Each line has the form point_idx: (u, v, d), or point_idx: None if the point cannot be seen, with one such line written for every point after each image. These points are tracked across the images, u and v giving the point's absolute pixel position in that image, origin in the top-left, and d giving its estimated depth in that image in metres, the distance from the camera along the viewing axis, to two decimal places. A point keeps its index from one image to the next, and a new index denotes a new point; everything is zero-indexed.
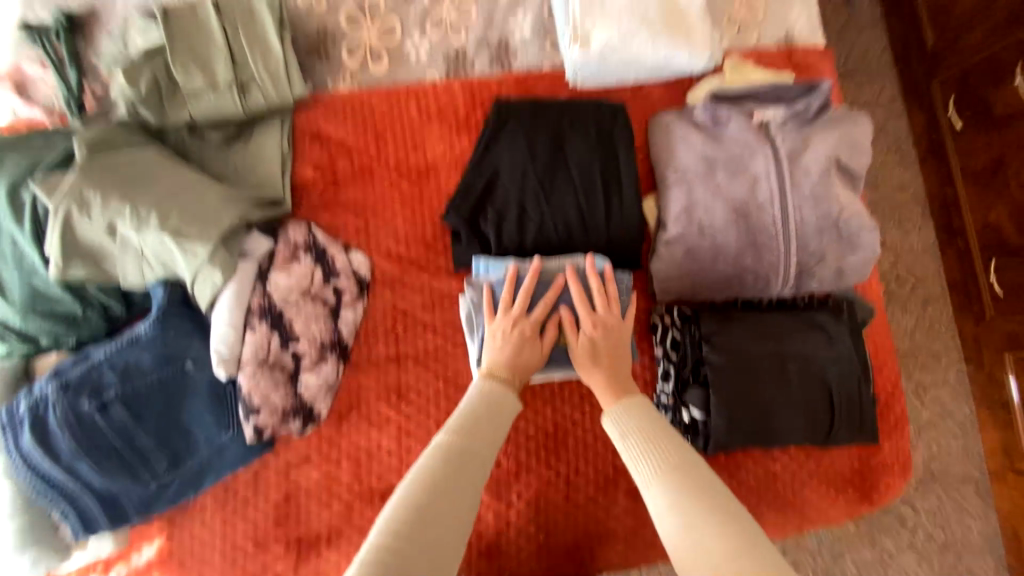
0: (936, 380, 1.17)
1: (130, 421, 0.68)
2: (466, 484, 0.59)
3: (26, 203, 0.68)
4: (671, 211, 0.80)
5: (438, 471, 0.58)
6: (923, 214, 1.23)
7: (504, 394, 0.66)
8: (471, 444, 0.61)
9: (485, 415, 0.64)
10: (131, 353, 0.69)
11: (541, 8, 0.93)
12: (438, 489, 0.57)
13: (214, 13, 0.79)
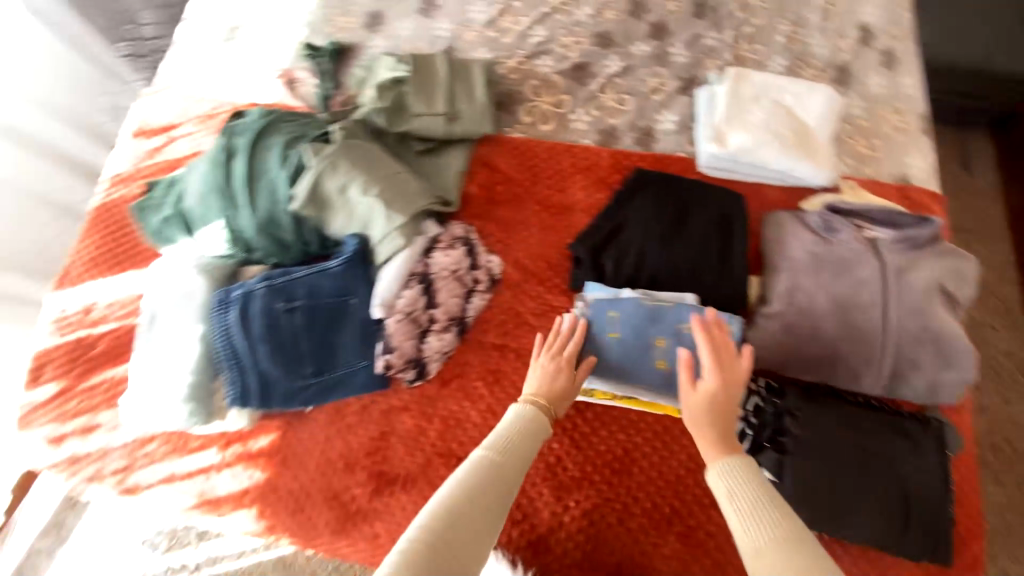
0: None
1: (303, 329, 0.88)
2: (494, 499, 0.65)
3: (291, 157, 0.92)
4: (776, 289, 0.91)
5: (477, 481, 0.66)
6: None
7: (543, 417, 0.76)
8: (506, 462, 0.69)
9: (519, 436, 0.72)
10: (321, 279, 0.90)
11: (687, 110, 1.14)
12: (475, 499, 0.64)
13: (445, 66, 1.09)
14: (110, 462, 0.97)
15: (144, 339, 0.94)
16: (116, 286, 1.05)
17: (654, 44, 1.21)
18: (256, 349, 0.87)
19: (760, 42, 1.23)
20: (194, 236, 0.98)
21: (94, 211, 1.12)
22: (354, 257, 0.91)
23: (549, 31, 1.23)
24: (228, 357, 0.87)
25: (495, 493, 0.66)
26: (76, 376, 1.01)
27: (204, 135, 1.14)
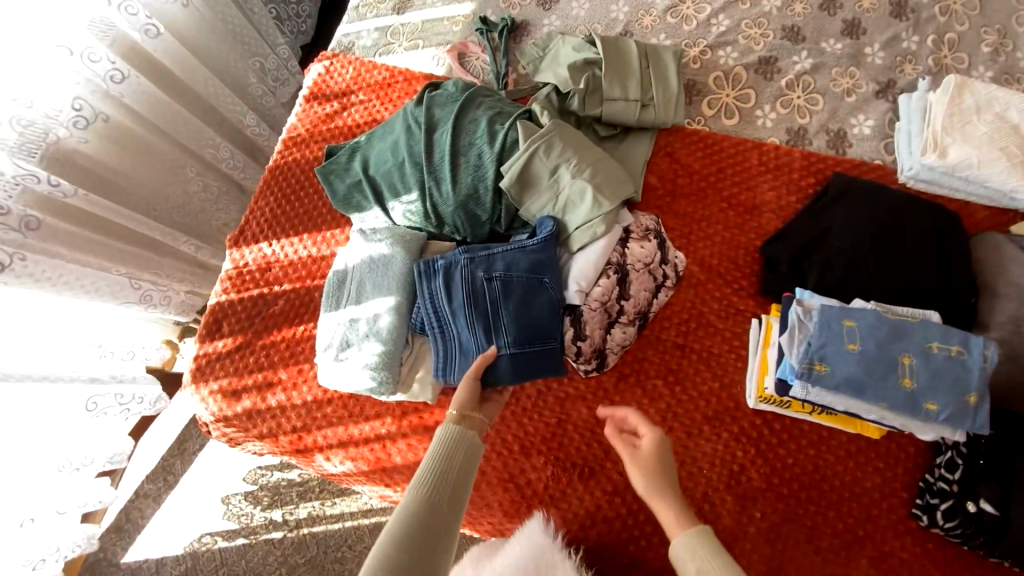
0: None
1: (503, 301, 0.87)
2: (439, 519, 0.66)
3: (499, 133, 0.91)
4: (996, 317, 0.85)
5: (412, 520, 0.65)
6: None
7: (464, 432, 0.76)
8: (440, 493, 0.69)
9: (448, 464, 0.72)
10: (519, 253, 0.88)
11: (884, 115, 1.07)
12: (414, 539, 0.63)
13: (637, 51, 1.06)
14: (284, 423, 0.96)
15: (332, 303, 0.94)
16: (293, 248, 1.06)
17: (848, 43, 1.14)
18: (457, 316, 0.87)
19: (963, 49, 1.14)
20: (384, 204, 0.97)
21: (269, 173, 1.13)
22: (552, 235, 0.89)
23: (733, 21, 1.17)
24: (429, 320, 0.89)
25: (429, 541, 0.64)
26: (252, 334, 1.01)
27: (379, 103, 1.15)
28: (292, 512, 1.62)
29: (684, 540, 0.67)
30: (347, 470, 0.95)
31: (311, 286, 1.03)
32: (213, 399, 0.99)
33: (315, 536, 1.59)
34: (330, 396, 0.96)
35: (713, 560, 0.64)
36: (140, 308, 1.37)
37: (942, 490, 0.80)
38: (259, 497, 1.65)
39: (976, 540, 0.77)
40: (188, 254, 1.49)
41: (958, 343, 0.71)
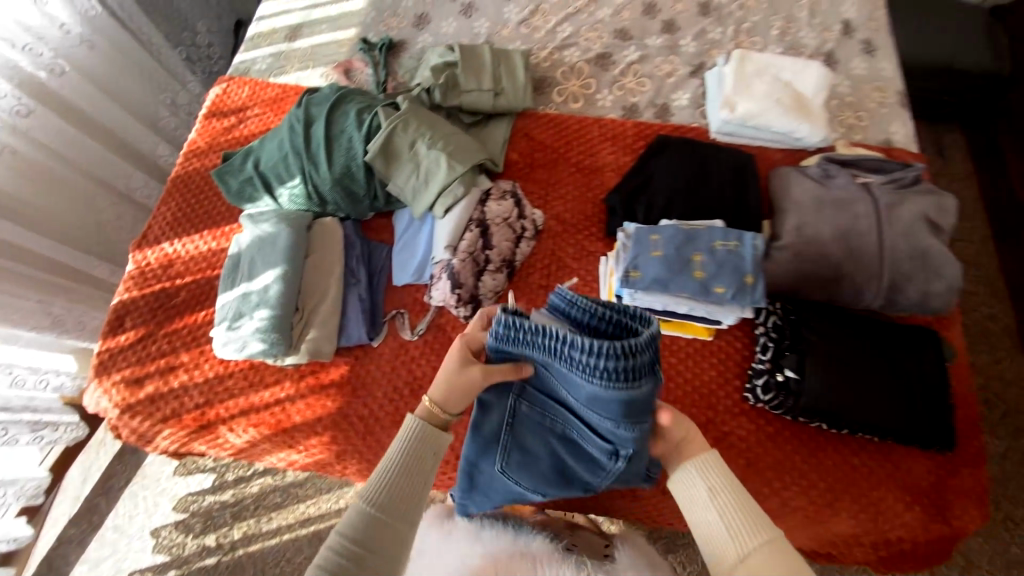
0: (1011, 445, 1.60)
1: (549, 430, 0.73)
2: (401, 524, 0.59)
3: (365, 119, 1.06)
4: (786, 226, 1.04)
5: (364, 519, 0.57)
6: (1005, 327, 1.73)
7: (437, 433, 0.65)
8: (401, 492, 0.60)
9: (414, 463, 0.62)
10: (597, 459, 0.71)
11: (697, 90, 1.31)
12: (366, 542, 0.56)
13: (490, 52, 1.26)
14: (188, 402, 1.01)
15: (226, 283, 1.02)
16: (194, 245, 1.15)
17: (666, 38, 1.39)
18: (572, 382, 0.62)
19: (758, 33, 1.40)
20: (272, 193, 1.10)
21: (172, 182, 1.23)
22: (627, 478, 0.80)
23: (574, 28, 1.41)
24: (574, 356, 0.57)
25: (381, 556, 0.56)
26: (155, 324, 1.07)
27: (273, 115, 1.29)
28: (227, 535, 1.52)
29: (696, 466, 0.65)
30: (251, 439, 1.00)
31: (211, 275, 1.11)
32: (115, 390, 1.01)
33: (251, 556, 1.49)
34: (231, 369, 1.03)
35: (723, 482, 0.63)
36: (54, 335, 1.38)
37: (761, 369, 0.97)
38: (191, 524, 1.53)
39: (789, 404, 0.93)
40: (104, 279, 1.53)
41: (734, 238, 0.90)
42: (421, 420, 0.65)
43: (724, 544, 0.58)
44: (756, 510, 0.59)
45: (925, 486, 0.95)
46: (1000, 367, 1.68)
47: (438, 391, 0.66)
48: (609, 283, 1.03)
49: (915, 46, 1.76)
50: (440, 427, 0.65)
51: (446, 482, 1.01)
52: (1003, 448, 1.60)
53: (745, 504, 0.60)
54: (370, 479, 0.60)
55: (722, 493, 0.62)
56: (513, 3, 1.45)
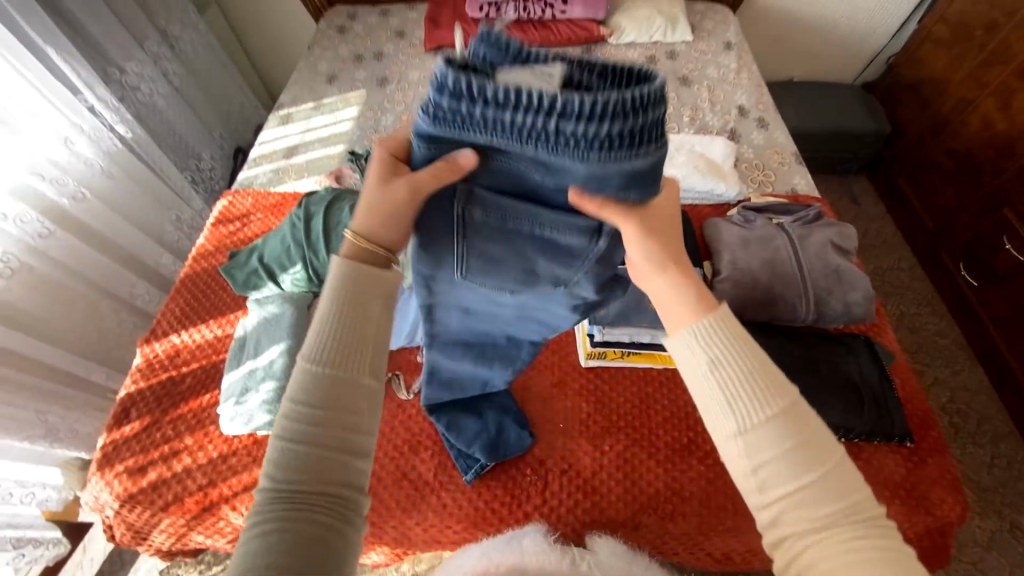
0: (998, 452, 1.67)
1: (518, 234, 0.69)
2: (352, 369, 0.60)
3: None
4: (722, 261, 1.22)
5: (311, 380, 0.58)
6: (956, 338, 1.91)
7: (366, 268, 0.63)
8: (339, 343, 0.59)
9: (345, 314, 0.60)
10: (575, 250, 0.70)
11: None
12: (320, 399, 0.57)
13: None
14: (191, 484, 1.03)
15: (234, 362, 1.12)
16: (200, 334, 1.25)
17: None
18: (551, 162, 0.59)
19: (673, 121, 1.73)
20: (276, 279, 1.24)
21: (180, 281, 1.36)
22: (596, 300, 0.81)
23: None
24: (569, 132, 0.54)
25: (340, 402, 0.58)
26: (160, 412, 1.12)
27: (274, 217, 1.48)
28: None
29: (696, 332, 0.61)
30: None
31: (216, 359, 1.20)
32: (118, 480, 1.04)
33: None
34: (234, 446, 1.07)
35: (726, 352, 0.59)
36: (46, 445, 1.39)
37: None
38: None
39: None
40: (100, 385, 1.58)
41: None
42: (346, 265, 0.62)
43: (727, 421, 0.57)
44: (767, 380, 0.57)
45: (900, 479, 1.00)
46: (960, 377, 1.82)
47: (364, 220, 0.64)
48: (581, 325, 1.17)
49: (804, 120, 2.17)
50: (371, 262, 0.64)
51: (450, 537, 1.02)
52: (986, 454, 1.66)
53: (752, 374, 0.57)
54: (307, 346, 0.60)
55: (724, 365, 0.58)
56: None
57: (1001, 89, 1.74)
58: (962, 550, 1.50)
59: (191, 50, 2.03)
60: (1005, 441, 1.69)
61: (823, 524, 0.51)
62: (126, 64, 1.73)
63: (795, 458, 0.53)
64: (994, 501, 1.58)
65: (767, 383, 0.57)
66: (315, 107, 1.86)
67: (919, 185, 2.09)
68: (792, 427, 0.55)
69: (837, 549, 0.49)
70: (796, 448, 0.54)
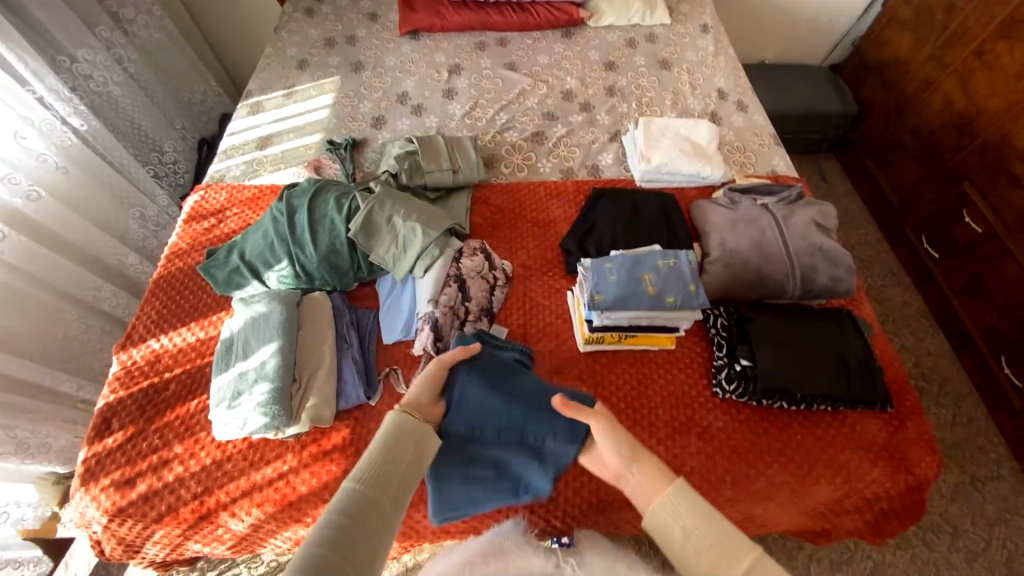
0: (959, 410, 1.80)
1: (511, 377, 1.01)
2: (383, 505, 0.69)
3: (344, 204, 1.22)
4: (712, 243, 1.24)
5: (352, 503, 0.67)
6: (920, 307, 2.02)
7: (415, 427, 0.80)
8: (378, 480, 0.71)
9: (393, 457, 0.75)
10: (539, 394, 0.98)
11: (617, 151, 1.58)
12: (356, 519, 0.66)
13: (441, 138, 1.49)
14: (184, 493, 1.00)
15: (222, 365, 1.08)
16: (182, 337, 1.19)
17: (585, 114, 1.68)
18: None
19: (656, 104, 1.72)
20: (259, 277, 1.20)
21: (155, 282, 1.28)
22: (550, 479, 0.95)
23: (510, 115, 1.68)
24: None
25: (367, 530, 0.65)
26: (144, 421, 1.07)
27: (252, 212, 1.42)
28: None
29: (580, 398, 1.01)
30: (256, 520, 0.99)
31: (201, 363, 1.15)
32: (105, 494, 1.00)
33: None
34: (228, 452, 1.03)
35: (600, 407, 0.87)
36: (15, 461, 1.32)
37: (721, 362, 1.10)
38: None
39: (750, 389, 1.05)
40: (70, 395, 1.49)
41: (671, 257, 1.14)
42: (407, 415, 0.81)
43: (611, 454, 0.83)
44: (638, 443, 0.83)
45: (881, 443, 1.06)
46: (925, 344, 1.93)
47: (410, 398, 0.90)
48: (575, 312, 1.18)
49: (777, 102, 2.22)
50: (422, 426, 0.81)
51: (459, 527, 1.02)
52: (950, 415, 1.79)
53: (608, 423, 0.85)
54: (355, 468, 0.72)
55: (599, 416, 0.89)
56: (455, 101, 1.73)
57: (962, 69, 1.82)
58: (932, 504, 1.61)
59: (146, 35, 1.89)
60: (965, 401, 1.82)
61: (678, 517, 0.71)
62: (76, 51, 1.59)
63: (649, 477, 0.77)
64: (958, 458, 1.71)
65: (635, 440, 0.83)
66: (287, 96, 1.77)
67: (884, 164, 2.18)
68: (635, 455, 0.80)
69: (688, 531, 0.69)
70: (652, 470, 0.78)
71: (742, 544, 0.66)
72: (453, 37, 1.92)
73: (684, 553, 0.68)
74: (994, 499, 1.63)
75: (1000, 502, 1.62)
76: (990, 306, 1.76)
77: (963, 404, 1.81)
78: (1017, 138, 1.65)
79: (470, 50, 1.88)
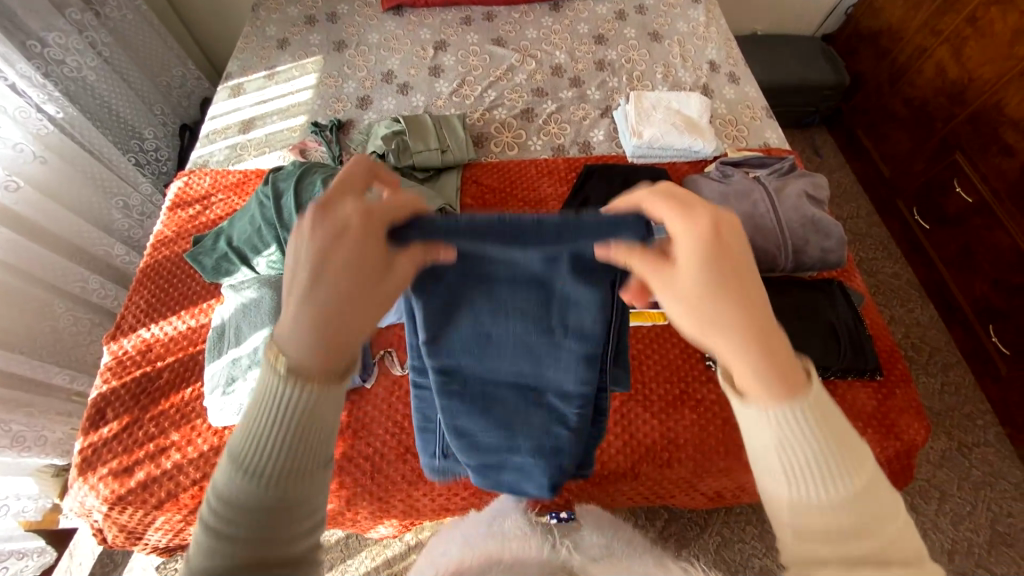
0: (946, 378, 1.83)
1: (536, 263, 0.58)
2: (286, 487, 0.48)
3: (332, 186, 1.19)
4: None
5: (233, 501, 0.47)
6: (911, 278, 2.04)
7: (312, 370, 0.51)
8: (265, 463, 0.48)
9: (279, 426, 0.49)
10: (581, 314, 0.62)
11: (608, 126, 1.56)
12: (244, 521, 0.46)
13: (429, 117, 1.46)
14: (183, 480, 1.00)
15: (215, 352, 1.07)
16: (172, 326, 1.18)
17: (575, 90, 1.65)
18: None
19: (646, 78, 1.69)
20: (249, 263, 1.18)
21: (141, 271, 1.26)
22: (602, 311, 0.61)
23: (498, 92, 1.64)
24: None
25: (265, 531, 0.47)
26: (139, 410, 1.07)
27: (237, 197, 1.39)
28: None
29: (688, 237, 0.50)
30: None
31: (194, 351, 1.14)
32: (103, 483, 1.00)
33: None
34: (225, 438, 1.03)
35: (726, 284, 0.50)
36: (12, 454, 1.32)
37: None
38: None
39: None
40: (63, 388, 1.48)
41: None
42: (292, 338, 0.50)
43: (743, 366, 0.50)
44: (755, 327, 0.50)
45: (871, 410, 1.09)
46: (914, 314, 1.96)
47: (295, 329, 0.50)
48: None
49: (770, 74, 2.19)
50: (335, 349, 0.52)
51: (458, 504, 1.04)
52: (937, 382, 1.83)
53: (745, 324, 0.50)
54: (237, 436, 0.49)
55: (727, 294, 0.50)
56: (442, 79, 1.69)
57: (954, 36, 1.80)
58: (919, 469, 1.66)
59: (119, 17, 1.82)
60: (952, 369, 1.85)
61: (798, 485, 0.48)
62: (46, 35, 1.53)
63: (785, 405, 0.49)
64: (945, 424, 1.75)
65: (759, 326, 0.50)
66: (268, 77, 1.72)
67: (877, 135, 2.16)
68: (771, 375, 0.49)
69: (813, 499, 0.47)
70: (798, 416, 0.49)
71: (887, 508, 0.48)
72: (438, 12, 1.86)
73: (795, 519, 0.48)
74: (977, 462, 1.68)
75: (983, 465, 1.68)
76: (979, 276, 1.78)
77: (950, 372, 1.85)
78: (1007, 105, 1.65)
79: (456, 26, 1.83)
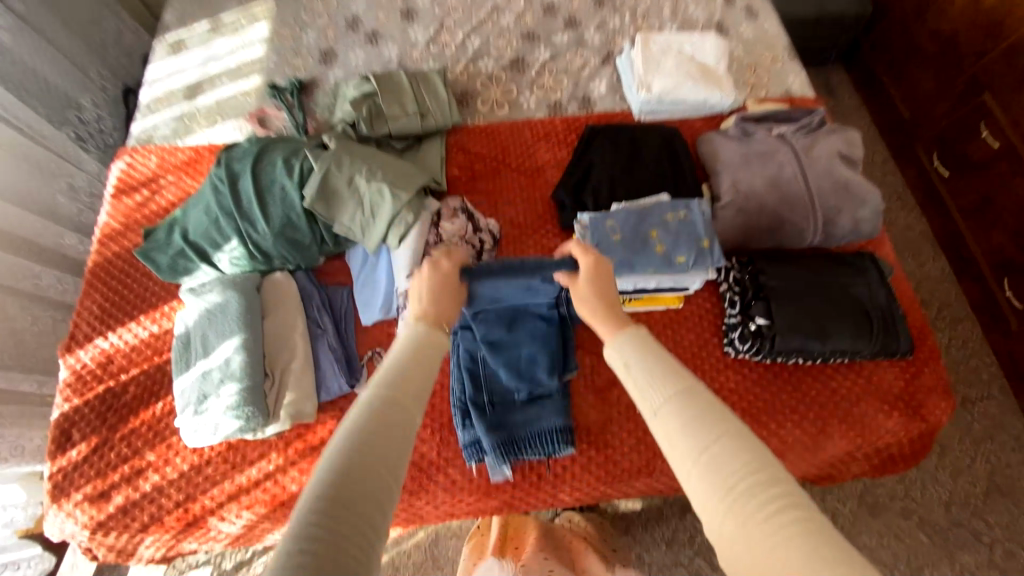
0: (959, 335, 1.77)
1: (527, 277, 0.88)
2: (400, 429, 0.56)
3: (296, 166, 1.04)
4: (722, 186, 1.10)
5: (367, 428, 0.54)
6: (927, 231, 1.92)
7: (436, 339, 0.68)
8: (397, 398, 0.58)
9: (413, 373, 0.62)
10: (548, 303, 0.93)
11: (611, 77, 1.36)
12: (378, 443, 0.53)
13: (404, 74, 1.26)
14: (167, 502, 0.92)
15: (182, 364, 0.96)
16: (132, 334, 1.05)
17: (571, 33, 1.42)
18: None
19: (653, 16, 1.46)
20: (209, 259, 1.04)
21: (90, 272, 1.12)
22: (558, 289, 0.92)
23: (483, 38, 1.42)
24: None
25: (383, 461, 0.52)
26: (108, 430, 0.97)
27: (191, 179, 1.22)
28: None
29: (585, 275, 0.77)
30: (248, 523, 0.93)
31: (160, 362, 1.03)
32: (81, 510, 0.92)
33: None
34: (207, 456, 0.95)
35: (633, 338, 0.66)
36: None
37: (735, 323, 1.01)
38: None
39: (766, 348, 0.97)
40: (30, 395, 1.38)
41: (683, 209, 0.99)
42: (416, 334, 0.67)
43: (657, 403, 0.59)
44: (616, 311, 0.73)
45: (898, 391, 1.02)
46: (926, 269, 1.87)
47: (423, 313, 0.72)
48: None
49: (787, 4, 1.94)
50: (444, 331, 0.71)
51: (464, 509, 0.98)
52: (948, 339, 1.77)
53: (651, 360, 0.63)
54: (388, 368, 0.61)
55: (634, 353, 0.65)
56: (416, 24, 1.45)
57: None
58: None
59: None
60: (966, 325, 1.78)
61: (722, 508, 0.50)
62: None
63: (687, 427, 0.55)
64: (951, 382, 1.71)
65: (617, 315, 0.72)
66: (213, 28, 1.47)
67: (900, 73, 1.96)
68: (681, 411, 0.57)
69: (726, 511, 0.49)
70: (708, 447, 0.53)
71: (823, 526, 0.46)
72: None
73: (704, 487, 0.52)
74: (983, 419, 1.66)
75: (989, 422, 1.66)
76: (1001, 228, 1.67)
77: (962, 329, 1.78)
78: None
79: None
